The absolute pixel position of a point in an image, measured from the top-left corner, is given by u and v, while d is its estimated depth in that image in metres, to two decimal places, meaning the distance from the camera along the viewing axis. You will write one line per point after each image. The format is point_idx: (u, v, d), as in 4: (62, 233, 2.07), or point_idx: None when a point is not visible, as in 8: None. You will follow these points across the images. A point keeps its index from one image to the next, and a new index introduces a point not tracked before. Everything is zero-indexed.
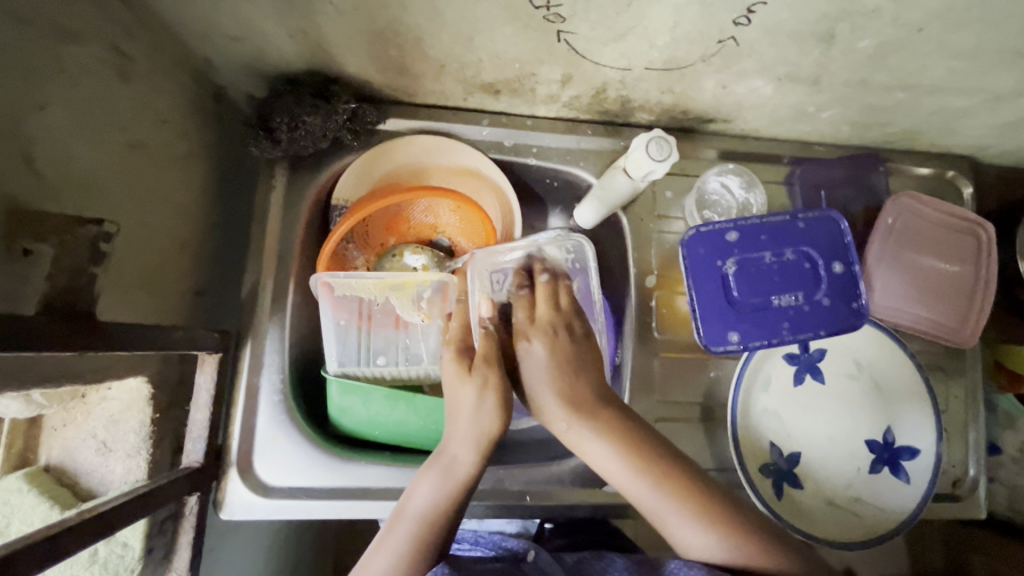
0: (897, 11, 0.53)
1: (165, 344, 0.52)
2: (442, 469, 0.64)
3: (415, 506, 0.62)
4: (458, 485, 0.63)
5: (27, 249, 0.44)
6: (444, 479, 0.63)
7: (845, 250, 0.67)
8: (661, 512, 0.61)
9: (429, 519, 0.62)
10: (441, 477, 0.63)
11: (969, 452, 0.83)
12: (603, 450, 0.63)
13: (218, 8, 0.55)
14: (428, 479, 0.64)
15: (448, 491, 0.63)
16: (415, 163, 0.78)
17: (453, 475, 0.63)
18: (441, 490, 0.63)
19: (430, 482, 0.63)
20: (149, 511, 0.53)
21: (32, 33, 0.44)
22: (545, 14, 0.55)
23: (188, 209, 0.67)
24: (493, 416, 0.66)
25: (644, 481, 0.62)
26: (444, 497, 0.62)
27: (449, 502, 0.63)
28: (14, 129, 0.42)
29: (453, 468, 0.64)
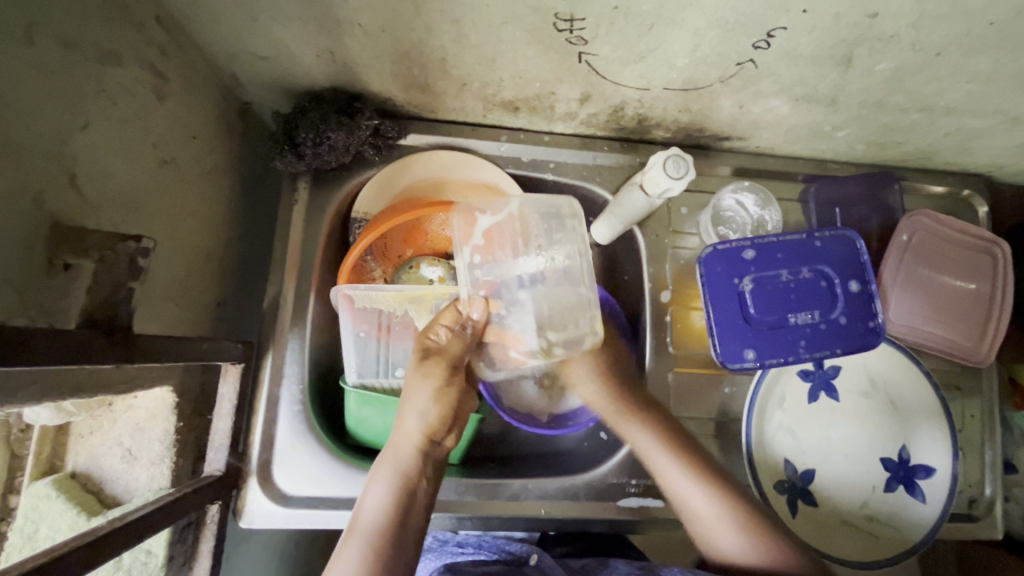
0: (916, 36, 0.54)
1: (194, 356, 0.53)
2: (389, 472, 0.63)
3: (366, 517, 0.61)
4: (407, 483, 0.63)
5: (67, 264, 0.45)
6: (392, 480, 0.63)
7: (861, 269, 0.68)
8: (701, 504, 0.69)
9: (383, 526, 0.61)
10: (389, 480, 0.63)
11: (985, 472, 0.82)
12: (645, 437, 0.72)
13: (250, 29, 0.57)
14: (376, 484, 0.63)
15: (398, 489, 0.63)
16: (434, 176, 0.79)
17: (399, 473, 0.64)
18: (389, 492, 0.62)
19: (379, 484, 0.63)
20: (174, 520, 0.54)
21: (78, 57, 0.45)
22: (568, 36, 0.56)
23: (214, 222, 0.69)
24: (436, 403, 0.66)
25: (681, 475, 0.70)
26: (394, 499, 0.62)
27: (397, 505, 0.62)
28: (60, 149, 0.44)
29: (398, 466, 0.64)
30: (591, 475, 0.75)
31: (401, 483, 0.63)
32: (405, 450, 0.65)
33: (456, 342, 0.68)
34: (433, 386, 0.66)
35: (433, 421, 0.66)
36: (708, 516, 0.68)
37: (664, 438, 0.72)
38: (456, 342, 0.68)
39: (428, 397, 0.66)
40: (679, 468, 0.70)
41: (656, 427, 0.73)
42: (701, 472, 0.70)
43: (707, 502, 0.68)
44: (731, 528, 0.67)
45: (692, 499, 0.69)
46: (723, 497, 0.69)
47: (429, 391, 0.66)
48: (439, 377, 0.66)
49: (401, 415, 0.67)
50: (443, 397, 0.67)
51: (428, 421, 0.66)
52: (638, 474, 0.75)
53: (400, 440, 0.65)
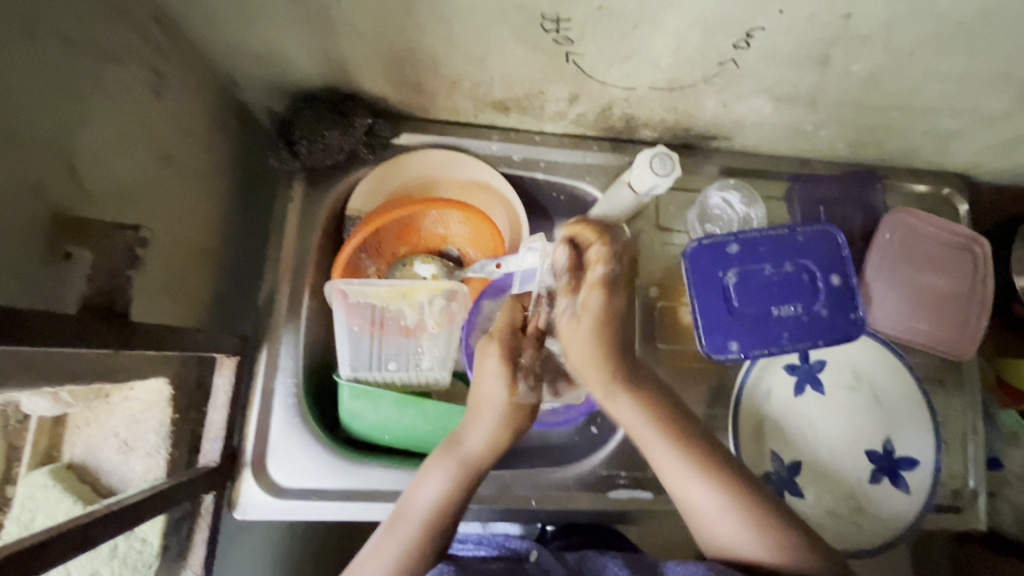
0: (888, 37, 0.56)
1: (188, 345, 0.54)
2: (450, 463, 0.66)
3: (420, 504, 0.64)
4: (464, 484, 0.66)
5: (67, 252, 0.47)
6: (451, 474, 0.65)
7: (842, 263, 0.70)
8: (712, 507, 0.64)
9: (430, 521, 0.63)
10: (446, 472, 0.66)
11: (968, 465, 0.84)
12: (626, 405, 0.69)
13: (247, 29, 0.58)
14: (432, 475, 0.66)
15: (454, 486, 0.65)
16: (426, 175, 0.81)
17: (459, 470, 0.66)
18: (447, 485, 0.65)
19: (438, 473, 0.66)
20: (168, 508, 0.55)
21: (77, 53, 0.47)
22: (554, 37, 0.58)
23: (211, 217, 0.70)
24: (506, 424, 0.69)
25: (687, 474, 0.65)
26: (451, 494, 0.65)
27: (450, 502, 0.65)
28: (61, 142, 0.46)
29: (460, 461, 0.66)
30: (582, 467, 0.76)
31: (459, 482, 0.65)
32: (472, 449, 0.67)
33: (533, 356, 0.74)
34: (512, 404, 0.69)
35: (508, 431, 0.69)
36: (710, 511, 0.64)
37: (643, 408, 0.69)
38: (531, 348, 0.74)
39: (505, 417, 0.69)
40: (656, 434, 0.67)
41: (629, 392, 0.70)
42: (707, 469, 0.65)
43: (712, 498, 0.64)
44: (735, 524, 0.63)
45: (692, 492, 0.65)
46: (723, 489, 0.64)
47: (507, 406, 0.69)
48: (520, 407, 0.70)
49: (472, 419, 0.69)
50: (514, 418, 0.69)
51: (495, 434, 0.68)
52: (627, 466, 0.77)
53: (469, 428, 0.68)
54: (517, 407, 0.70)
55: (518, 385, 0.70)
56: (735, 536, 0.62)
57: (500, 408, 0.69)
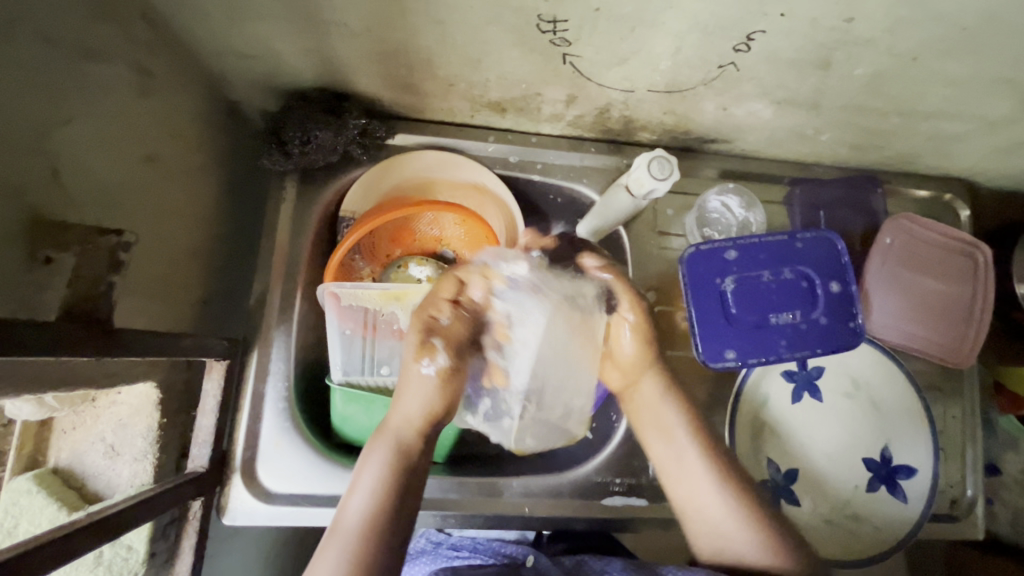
0: (891, 42, 0.55)
1: (175, 350, 0.53)
2: (378, 457, 0.61)
3: (350, 516, 0.58)
4: (400, 474, 0.60)
5: (48, 257, 0.46)
6: (384, 465, 0.60)
7: (841, 270, 0.69)
8: (722, 520, 0.65)
9: (367, 529, 0.57)
10: (377, 469, 0.60)
11: (967, 473, 0.83)
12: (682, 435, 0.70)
13: (238, 28, 0.57)
14: (363, 476, 0.60)
15: (388, 480, 0.60)
16: (421, 176, 0.79)
17: (392, 458, 0.61)
18: (380, 476, 0.60)
19: (372, 467, 0.60)
20: (155, 515, 0.54)
21: (59, 54, 0.46)
22: (551, 38, 0.57)
23: (201, 219, 0.69)
24: (434, 392, 0.64)
25: (702, 473, 0.67)
26: (385, 487, 0.59)
27: (386, 497, 0.59)
28: (42, 145, 0.45)
29: (389, 449, 0.61)
30: (576, 473, 0.75)
31: (392, 473, 0.60)
32: (400, 433, 0.62)
33: (458, 325, 0.66)
34: (435, 376, 0.64)
35: (429, 415, 0.63)
36: (721, 517, 0.65)
37: (688, 422, 0.70)
38: (460, 324, 0.66)
39: (432, 386, 0.64)
40: (693, 460, 0.68)
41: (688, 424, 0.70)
42: (717, 471, 0.67)
43: (729, 507, 0.65)
44: (739, 522, 0.64)
45: (704, 499, 0.66)
46: (734, 496, 0.66)
47: (431, 378, 0.63)
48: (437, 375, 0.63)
49: (399, 397, 0.64)
50: (445, 386, 0.64)
51: (430, 408, 0.63)
52: (622, 472, 0.76)
53: (394, 417, 0.63)
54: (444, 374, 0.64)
55: (439, 355, 0.64)
56: (744, 550, 0.63)
57: (423, 381, 0.64)
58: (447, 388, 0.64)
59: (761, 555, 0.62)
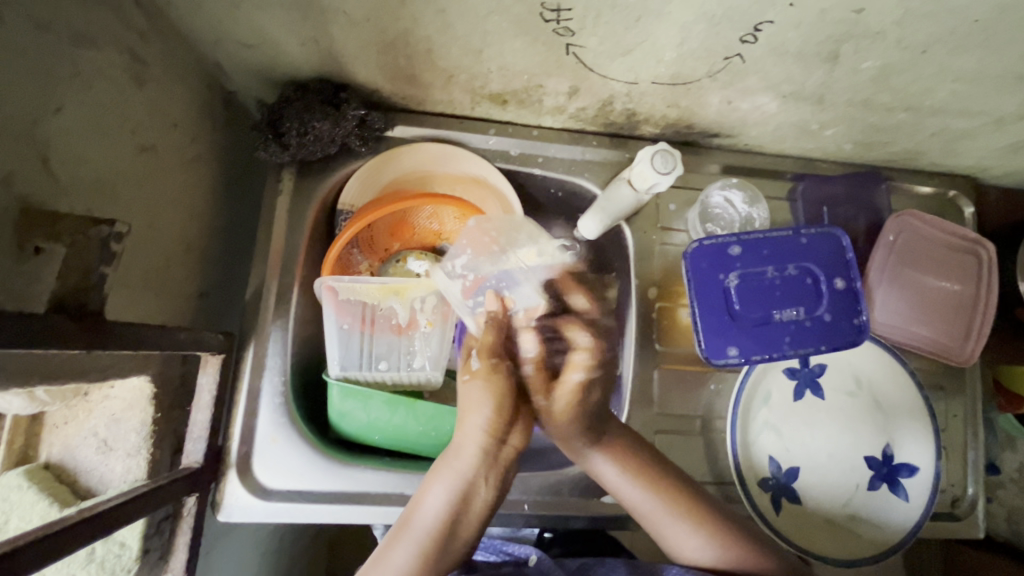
0: (901, 33, 0.54)
1: (169, 345, 0.52)
2: (447, 474, 0.65)
3: (423, 517, 0.63)
4: (465, 492, 0.65)
5: (38, 248, 0.44)
6: (453, 485, 0.65)
7: (846, 267, 0.68)
8: (659, 519, 0.67)
9: (437, 531, 0.63)
10: (445, 483, 0.65)
11: (968, 472, 0.83)
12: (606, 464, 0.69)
13: (235, 15, 0.56)
14: (435, 486, 0.65)
15: (457, 498, 0.64)
16: (421, 169, 0.78)
17: (461, 480, 0.65)
18: (450, 494, 0.64)
19: (440, 486, 0.65)
20: (148, 512, 0.53)
21: (50, 38, 0.44)
22: (554, 28, 0.56)
23: (196, 212, 0.68)
24: (489, 405, 0.68)
25: (632, 482, 0.68)
26: (454, 505, 0.64)
27: (455, 510, 0.64)
28: (31, 133, 0.43)
29: (457, 473, 0.65)
30: (576, 470, 0.74)
31: (460, 493, 0.64)
32: (467, 458, 0.66)
33: (492, 329, 0.70)
34: (482, 379, 0.69)
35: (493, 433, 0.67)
36: (663, 522, 0.67)
37: (612, 455, 0.69)
38: (489, 332, 0.70)
39: (485, 395, 0.68)
40: (622, 477, 0.68)
41: (603, 450, 0.69)
42: (652, 478, 0.68)
43: (652, 506, 0.67)
44: (681, 529, 0.66)
45: (636, 499, 0.68)
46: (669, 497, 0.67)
47: (480, 384, 0.69)
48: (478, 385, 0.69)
49: (462, 414, 0.69)
50: (498, 393, 0.69)
51: (490, 418, 0.67)
52: None
53: (463, 433, 0.67)
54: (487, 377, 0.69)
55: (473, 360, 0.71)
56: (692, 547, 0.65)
57: (481, 392, 0.68)
58: (492, 382, 0.69)
59: (703, 552, 0.64)
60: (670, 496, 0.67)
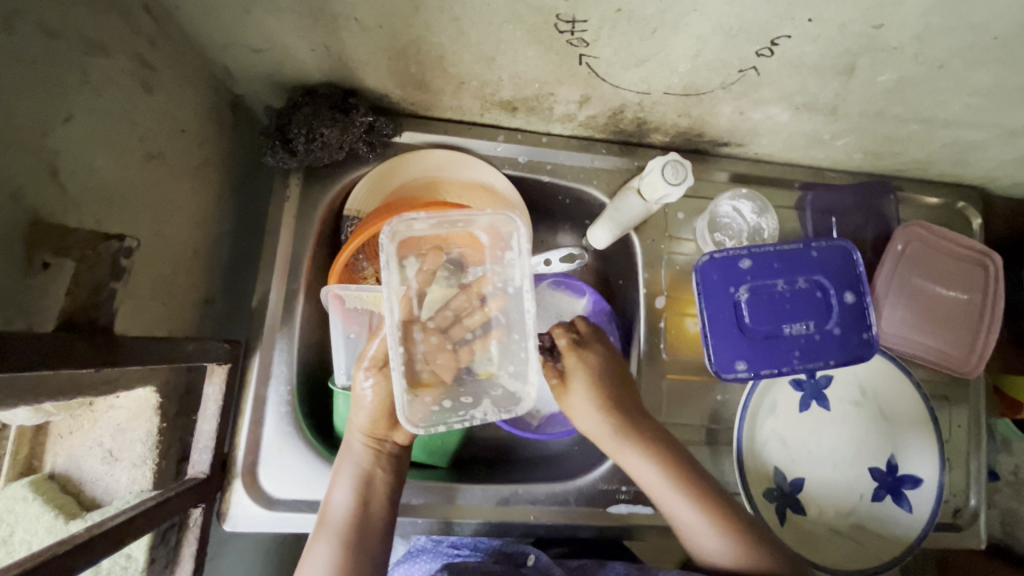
0: (920, 48, 0.54)
1: (177, 357, 0.52)
2: (347, 469, 0.63)
3: (334, 514, 0.62)
4: (368, 482, 0.63)
5: (47, 262, 0.44)
6: (352, 478, 0.63)
7: (856, 280, 0.68)
8: (695, 525, 0.65)
9: (349, 529, 0.61)
10: (348, 477, 0.63)
11: (970, 482, 0.83)
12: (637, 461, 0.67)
13: (242, 20, 0.55)
14: (340, 482, 0.63)
15: (358, 491, 0.62)
16: (428, 176, 0.77)
17: (360, 470, 0.63)
18: (352, 487, 0.62)
19: (342, 477, 0.63)
20: (156, 525, 0.52)
21: (61, 46, 0.43)
22: (569, 38, 0.55)
23: (203, 219, 0.67)
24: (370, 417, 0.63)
25: (675, 496, 0.66)
26: (358, 497, 0.62)
27: (361, 502, 0.62)
28: (41, 144, 0.42)
29: (355, 464, 0.63)
30: (582, 481, 0.75)
31: (361, 483, 0.63)
32: (358, 453, 0.63)
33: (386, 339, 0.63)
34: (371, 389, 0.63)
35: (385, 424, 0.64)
36: (693, 527, 0.65)
37: (658, 460, 0.67)
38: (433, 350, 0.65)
39: (370, 407, 0.63)
40: (663, 476, 0.66)
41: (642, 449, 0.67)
42: (692, 485, 0.66)
43: (694, 515, 0.65)
44: (686, 509, 0.66)
45: (678, 510, 0.66)
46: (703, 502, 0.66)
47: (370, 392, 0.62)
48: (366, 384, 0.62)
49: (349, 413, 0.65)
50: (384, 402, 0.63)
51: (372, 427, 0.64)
52: (629, 480, 0.75)
53: (354, 434, 0.64)
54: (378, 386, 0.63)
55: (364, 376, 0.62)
56: (713, 547, 0.64)
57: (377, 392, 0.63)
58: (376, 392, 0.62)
59: (699, 529, 0.65)
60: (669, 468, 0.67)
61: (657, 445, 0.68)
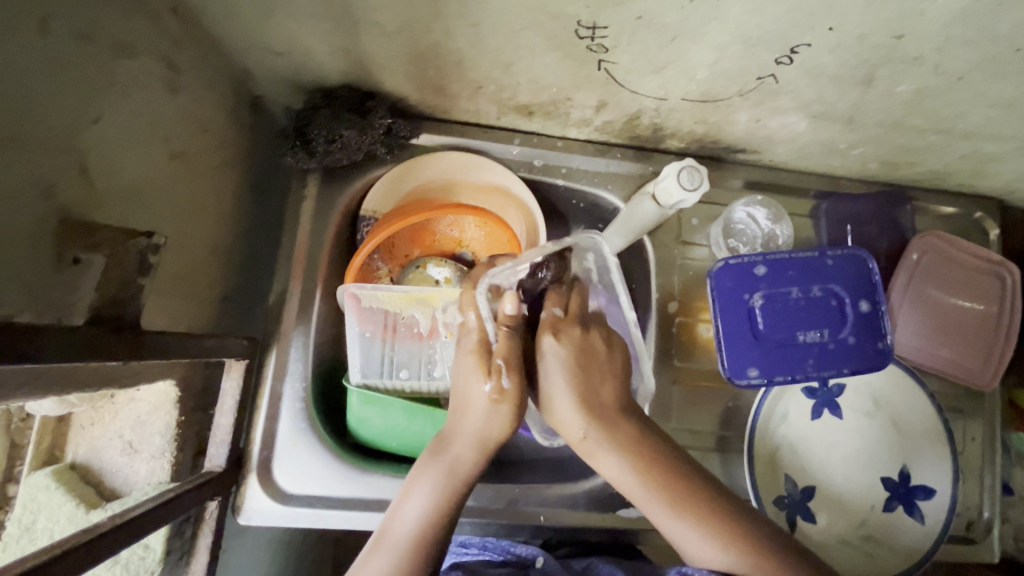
0: (939, 60, 0.54)
1: (197, 352, 0.53)
2: (440, 470, 0.58)
3: (403, 524, 0.56)
4: (453, 499, 0.58)
5: (76, 258, 0.45)
6: (437, 487, 0.58)
7: (873, 289, 0.69)
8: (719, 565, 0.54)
9: (415, 548, 0.55)
10: (437, 481, 0.58)
11: (984, 495, 0.82)
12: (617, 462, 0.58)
13: (269, 24, 0.56)
14: (422, 483, 0.58)
15: (442, 505, 0.57)
16: (444, 178, 0.78)
17: (450, 480, 0.58)
18: (434, 500, 0.57)
19: (426, 486, 0.58)
20: (173, 517, 0.53)
21: (92, 49, 0.45)
22: (588, 44, 0.55)
23: (223, 217, 0.69)
24: (506, 425, 0.59)
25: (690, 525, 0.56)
26: (437, 512, 0.57)
27: (437, 520, 0.57)
28: (72, 143, 0.43)
29: (449, 477, 0.58)
30: (592, 483, 0.75)
31: (446, 499, 0.58)
32: (462, 456, 0.59)
33: (512, 340, 0.60)
34: (500, 402, 0.58)
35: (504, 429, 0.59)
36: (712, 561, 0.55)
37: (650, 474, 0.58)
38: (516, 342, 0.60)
39: (506, 415, 0.58)
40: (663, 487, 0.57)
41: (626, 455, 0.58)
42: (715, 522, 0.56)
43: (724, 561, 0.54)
44: (694, 534, 0.56)
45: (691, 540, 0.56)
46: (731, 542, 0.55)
47: (496, 404, 0.58)
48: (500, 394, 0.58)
49: (467, 417, 0.59)
50: (512, 420, 0.59)
51: (492, 442, 0.59)
52: None
53: (460, 437, 0.59)
54: (513, 398, 0.59)
55: (504, 377, 0.58)
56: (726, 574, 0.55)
57: (497, 412, 0.58)
58: (502, 413, 0.58)
59: (716, 558, 0.55)
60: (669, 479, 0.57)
61: (644, 454, 0.58)
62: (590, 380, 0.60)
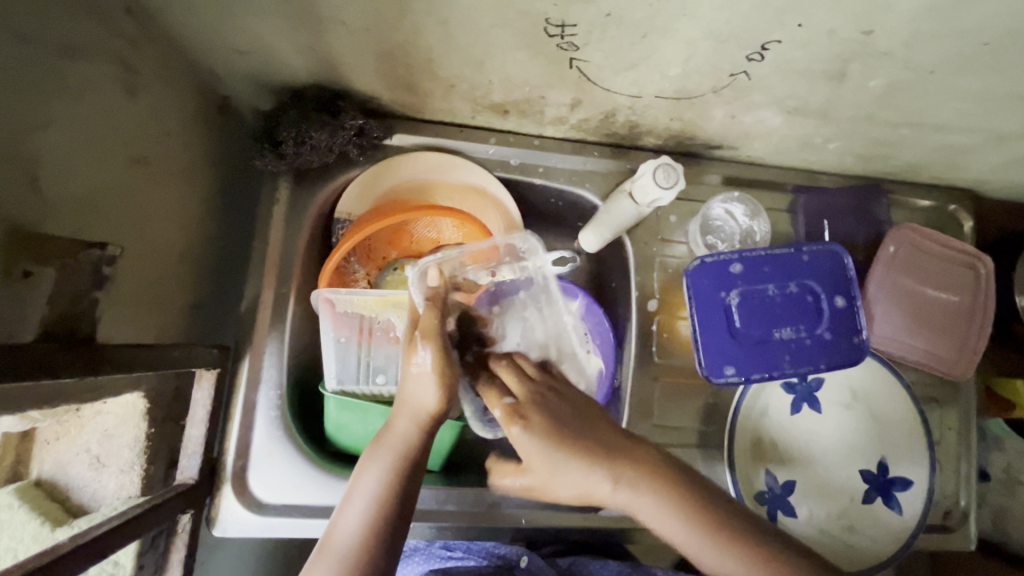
0: (910, 54, 0.53)
1: (163, 363, 0.51)
2: (385, 453, 0.56)
3: (350, 513, 0.54)
4: (401, 481, 0.55)
5: (27, 271, 0.43)
6: (384, 470, 0.55)
7: (847, 284, 0.69)
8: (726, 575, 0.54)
9: (363, 542, 0.52)
10: (382, 462, 0.56)
11: (960, 484, 0.83)
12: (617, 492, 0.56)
13: (230, 23, 0.54)
14: (369, 467, 0.56)
15: (390, 487, 0.55)
16: (420, 179, 0.77)
17: (395, 460, 0.56)
18: (381, 482, 0.55)
19: (372, 470, 0.56)
20: (143, 532, 0.52)
21: (36, 52, 0.43)
22: (559, 41, 0.54)
23: (191, 223, 0.67)
24: (435, 392, 0.57)
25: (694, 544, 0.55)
26: (383, 497, 0.54)
27: (384, 503, 0.54)
28: (17, 150, 0.42)
29: (394, 454, 0.56)
30: None
31: (393, 481, 0.55)
32: (405, 432, 0.57)
33: (432, 310, 0.59)
34: (429, 370, 0.57)
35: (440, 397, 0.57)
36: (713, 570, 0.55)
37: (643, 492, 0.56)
38: (434, 313, 0.59)
39: (432, 382, 0.57)
40: (661, 510, 0.55)
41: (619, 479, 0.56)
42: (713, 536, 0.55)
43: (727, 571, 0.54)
44: (700, 547, 0.55)
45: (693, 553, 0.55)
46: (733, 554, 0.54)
47: (427, 373, 0.57)
48: (422, 364, 0.57)
49: (405, 394, 0.58)
50: (445, 386, 0.57)
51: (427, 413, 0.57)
52: None
53: (401, 416, 0.58)
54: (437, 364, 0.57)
55: (421, 348, 0.57)
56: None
57: (427, 380, 0.57)
58: (432, 377, 0.57)
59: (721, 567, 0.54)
60: (662, 495, 0.55)
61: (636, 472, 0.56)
62: (564, 424, 0.57)
